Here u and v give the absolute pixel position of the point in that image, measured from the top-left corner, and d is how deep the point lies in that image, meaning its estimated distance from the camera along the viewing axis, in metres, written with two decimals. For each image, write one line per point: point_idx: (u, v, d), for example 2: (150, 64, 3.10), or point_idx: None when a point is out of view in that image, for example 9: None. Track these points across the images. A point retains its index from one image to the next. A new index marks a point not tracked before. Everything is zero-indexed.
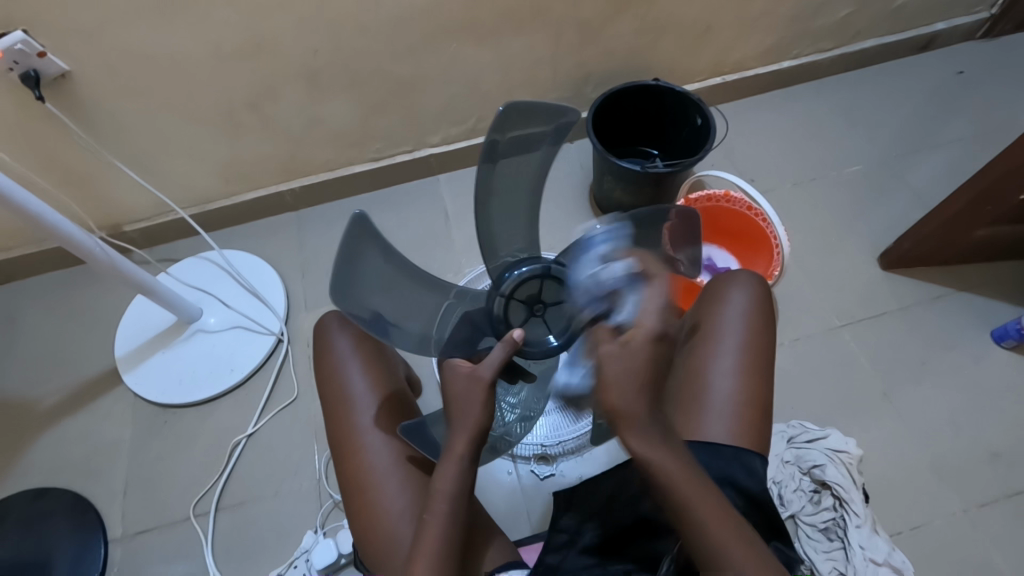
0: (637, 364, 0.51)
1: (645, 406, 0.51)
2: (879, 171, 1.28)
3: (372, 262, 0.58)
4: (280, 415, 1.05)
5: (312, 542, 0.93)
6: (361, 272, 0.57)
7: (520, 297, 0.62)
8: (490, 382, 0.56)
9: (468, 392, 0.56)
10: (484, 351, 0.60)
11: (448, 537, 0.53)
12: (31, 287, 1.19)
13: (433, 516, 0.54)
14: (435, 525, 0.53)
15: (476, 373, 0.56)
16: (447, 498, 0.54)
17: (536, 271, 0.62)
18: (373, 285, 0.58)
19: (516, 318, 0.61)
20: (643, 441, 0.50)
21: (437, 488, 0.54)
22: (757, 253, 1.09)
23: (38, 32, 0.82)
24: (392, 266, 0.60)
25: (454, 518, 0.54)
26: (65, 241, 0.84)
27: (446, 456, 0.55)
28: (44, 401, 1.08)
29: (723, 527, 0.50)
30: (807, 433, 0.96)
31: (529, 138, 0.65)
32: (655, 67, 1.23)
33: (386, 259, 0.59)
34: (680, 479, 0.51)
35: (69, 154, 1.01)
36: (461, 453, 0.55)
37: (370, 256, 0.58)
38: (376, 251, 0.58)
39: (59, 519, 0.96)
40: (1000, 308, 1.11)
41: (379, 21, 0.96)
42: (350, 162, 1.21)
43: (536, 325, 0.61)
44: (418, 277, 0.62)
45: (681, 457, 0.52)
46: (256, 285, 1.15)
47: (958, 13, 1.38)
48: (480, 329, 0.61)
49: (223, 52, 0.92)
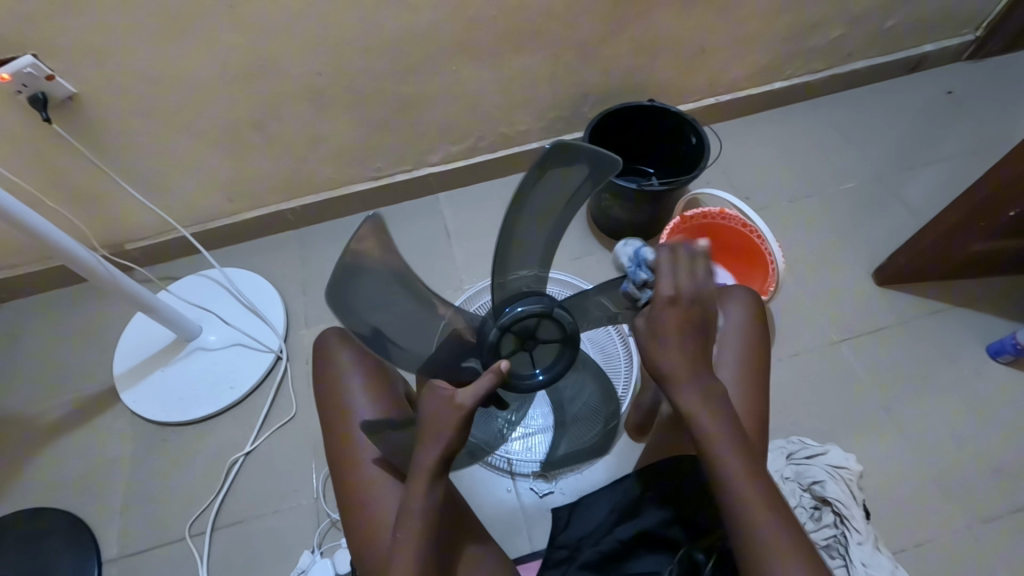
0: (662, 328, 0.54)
1: (681, 366, 0.54)
2: (873, 188, 1.30)
3: (370, 268, 0.50)
4: (278, 432, 1.05)
5: (309, 562, 0.93)
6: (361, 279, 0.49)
7: (518, 328, 0.58)
8: (468, 411, 0.54)
9: (439, 414, 0.54)
10: (466, 374, 0.60)
11: (420, 553, 0.54)
12: (31, 305, 1.19)
13: (407, 532, 0.55)
14: (407, 541, 0.54)
15: (456, 398, 0.54)
16: (420, 514, 0.55)
17: (536, 310, 0.58)
18: (369, 295, 0.51)
19: (506, 349, 0.59)
20: (685, 396, 0.54)
21: (409, 504, 0.55)
22: (753, 269, 1.10)
23: (48, 56, 0.85)
24: (388, 272, 0.52)
25: (429, 534, 0.55)
26: (68, 259, 0.85)
27: (417, 473, 0.55)
28: (41, 420, 1.07)
29: (750, 487, 0.51)
30: (806, 449, 0.96)
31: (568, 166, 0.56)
32: (650, 87, 1.26)
33: (382, 264, 0.51)
34: (715, 433, 0.53)
35: (74, 173, 1.02)
36: (430, 469, 0.55)
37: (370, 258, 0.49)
38: (381, 258, 0.51)
39: (53, 539, 0.95)
40: (996, 322, 1.12)
41: (380, 44, 0.98)
42: (351, 180, 1.22)
43: (523, 358, 0.61)
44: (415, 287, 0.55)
45: (718, 416, 0.54)
46: (256, 302, 1.16)
47: (945, 35, 1.42)
48: (470, 350, 0.60)
49: (228, 73, 0.94)
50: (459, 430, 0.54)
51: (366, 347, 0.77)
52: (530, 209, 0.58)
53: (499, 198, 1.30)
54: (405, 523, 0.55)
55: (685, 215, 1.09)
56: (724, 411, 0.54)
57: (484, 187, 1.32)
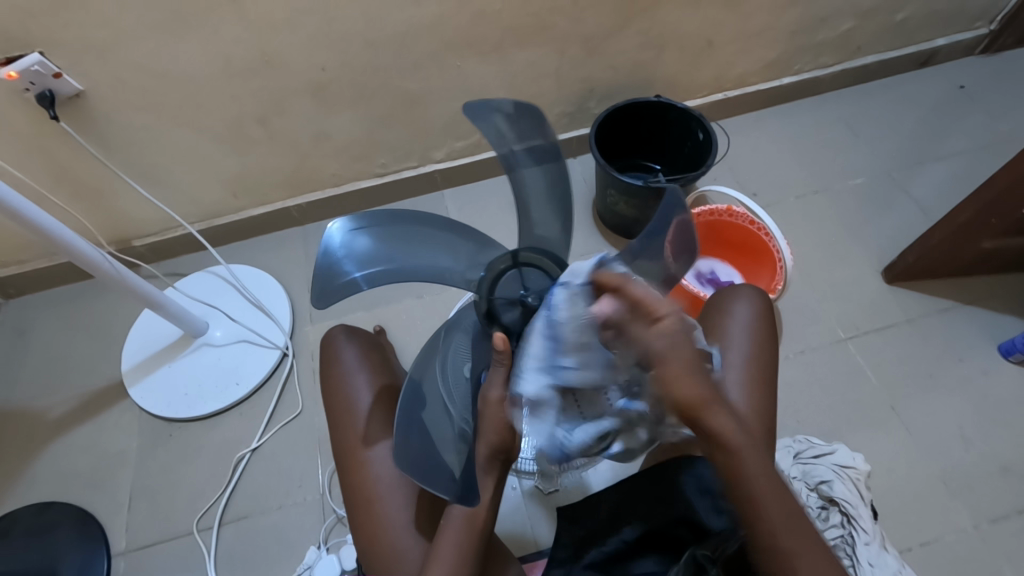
0: (671, 378, 0.49)
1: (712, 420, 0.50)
2: (883, 183, 1.28)
3: (351, 243, 0.62)
4: (285, 428, 1.06)
5: (315, 558, 0.93)
6: (346, 259, 0.62)
7: (503, 297, 0.60)
8: (500, 397, 0.55)
9: (488, 414, 0.55)
10: (498, 302, 0.60)
11: (464, 546, 0.55)
12: (40, 300, 1.20)
13: (450, 522, 0.57)
14: (451, 533, 0.56)
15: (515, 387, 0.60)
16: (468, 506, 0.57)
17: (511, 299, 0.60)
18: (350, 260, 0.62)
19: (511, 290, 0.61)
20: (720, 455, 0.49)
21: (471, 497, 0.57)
22: (761, 267, 1.09)
23: (55, 53, 0.85)
24: (399, 233, 0.64)
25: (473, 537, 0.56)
26: (74, 255, 0.85)
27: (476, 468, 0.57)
28: (48, 415, 1.08)
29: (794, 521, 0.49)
30: (814, 448, 0.95)
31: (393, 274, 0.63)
32: (658, 82, 1.25)
33: (389, 229, 0.63)
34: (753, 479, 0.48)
35: (82, 169, 1.03)
36: (483, 464, 0.56)
37: (367, 236, 0.63)
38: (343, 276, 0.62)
39: (61, 532, 0.96)
40: (1009, 321, 1.10)
41: (385, 38, 0.98)
42: (356, 176, 1.22)
43: (537, 277, 0.61)
44: (417, 239, 0.64)
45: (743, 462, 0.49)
46: (261, 298, 1.16)
47: (958, 28, 1.39)
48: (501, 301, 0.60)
49: (234, 69, 0.94)
50: (505, 426, 0.55)
51: (371, 346, 0.78)
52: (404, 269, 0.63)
53: (504, 194, 1.30)
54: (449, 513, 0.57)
55: (691, 212, 1.08)
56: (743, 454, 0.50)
57: (489, 184, 1.32)
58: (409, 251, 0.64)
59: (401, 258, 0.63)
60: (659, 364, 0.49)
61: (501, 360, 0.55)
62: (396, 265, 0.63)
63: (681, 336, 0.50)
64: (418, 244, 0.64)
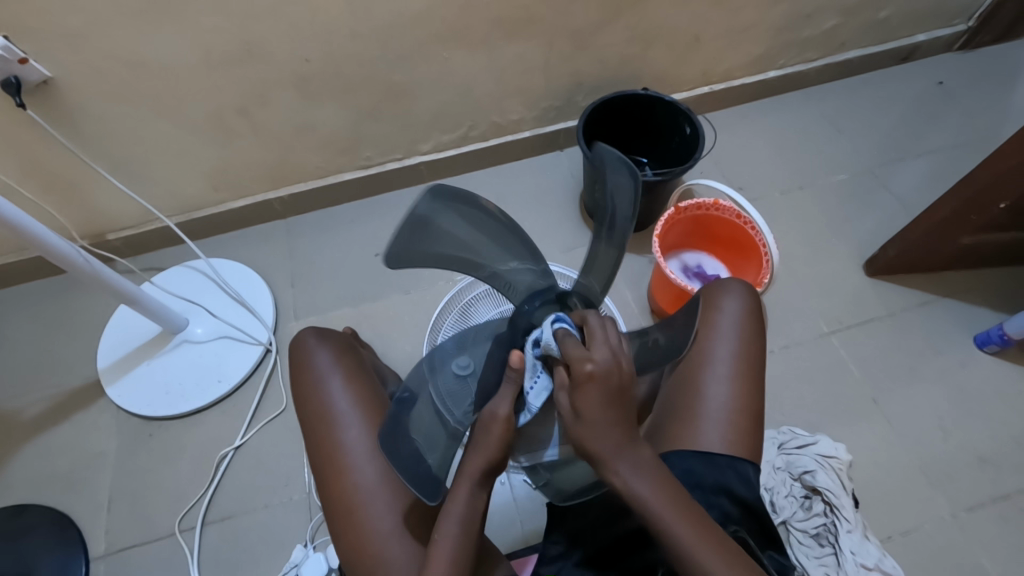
0: (589, 412, 0.50)
1: (615, 439, 0.50)
2: (865, 178, 1.30)
3: (437, 216, 0.54)
4: (269, 426, 1.04)
5: (302, 556, 0.91)
6: (426, 235, 0.53)
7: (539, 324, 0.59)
8: (507, 415, 0.55)
9: (490, 428, 0.55)
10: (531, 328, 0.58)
11: (460, 554, 0.54)
12: (9, 297, 1.15)
13: (445, 535, 0.54)
14: (445, 546, 0.54)
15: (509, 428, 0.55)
16: (458, 519, 0.55)
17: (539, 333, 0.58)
18: (430, 234, 0.54)
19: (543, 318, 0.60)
20: (626, 468, 0.51)
21: (451, 509, 0.55)
22: (747, 261, 1.10)
23: (20, 39, 0.81)
24: (470, 221, 0.58)
25: (465, 545, 0.55)
26: (46, 251, 0.82)
27: (459, 477, 0.56)
28: (21, 415, 1.04)
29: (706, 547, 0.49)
30: (798, 439, 0.97)
31: (451, 262, 0.56)
32: (645, 75, 1.24)
33: (468, 213, 0.57)
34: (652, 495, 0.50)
35: (53, 161, 0.99)
36: (475, 477, 0.56)
37: (449, 213, 0.56)
38: (424, 242, 0.53)
39: (37, 536, 0.93)
40: (985, 314, 1.13)
41: (370, 27, 0.95)
42: (340, 169, 1.20)
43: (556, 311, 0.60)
44: (484, 231, 0.59)
45: (652, 475, 0.51)
46: (243, 294, 1.14)
47: (939, 25, 1.41)
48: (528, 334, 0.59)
49: (212, 57, 0.91)
50: (504, 442, 0.55)
51: (346, 347, 0.76)
52: (459, 263, 0.57)
53: (491, 187, 1.29)
54: (443, 527, 0.55)
55: (678, 206, 1.08)
56: (646, 456, 0.51)
57: (476, 177, 1.30)
58: (475, 239, 0.59)
59: (464, 248, 0.58)
60: (583, 398, 0.50)
61: (512, 376, 0.55)
62: (463, 252, 0.58)
63: (609, 370, 0.50)
64: (482, 238, 0.59)
